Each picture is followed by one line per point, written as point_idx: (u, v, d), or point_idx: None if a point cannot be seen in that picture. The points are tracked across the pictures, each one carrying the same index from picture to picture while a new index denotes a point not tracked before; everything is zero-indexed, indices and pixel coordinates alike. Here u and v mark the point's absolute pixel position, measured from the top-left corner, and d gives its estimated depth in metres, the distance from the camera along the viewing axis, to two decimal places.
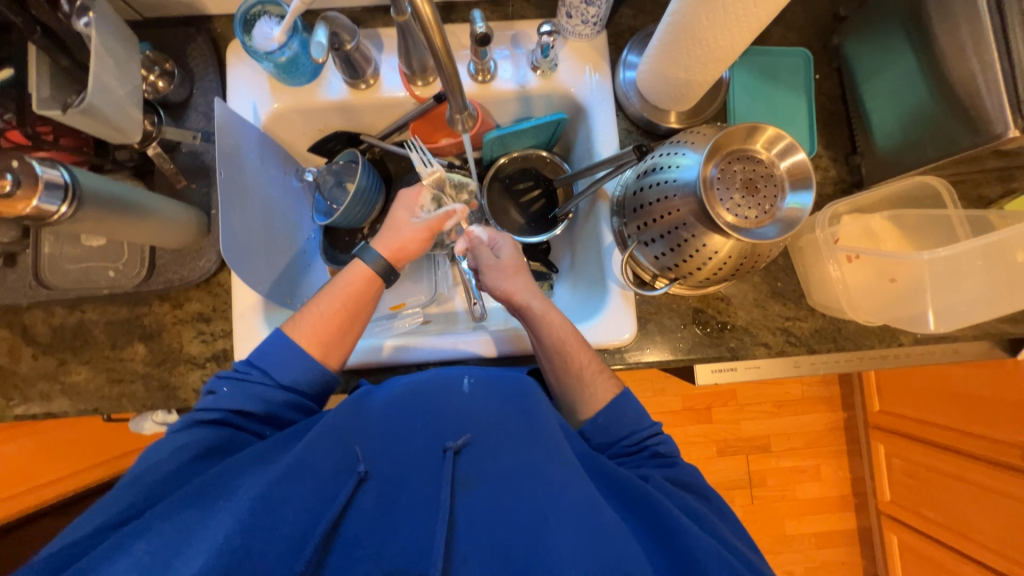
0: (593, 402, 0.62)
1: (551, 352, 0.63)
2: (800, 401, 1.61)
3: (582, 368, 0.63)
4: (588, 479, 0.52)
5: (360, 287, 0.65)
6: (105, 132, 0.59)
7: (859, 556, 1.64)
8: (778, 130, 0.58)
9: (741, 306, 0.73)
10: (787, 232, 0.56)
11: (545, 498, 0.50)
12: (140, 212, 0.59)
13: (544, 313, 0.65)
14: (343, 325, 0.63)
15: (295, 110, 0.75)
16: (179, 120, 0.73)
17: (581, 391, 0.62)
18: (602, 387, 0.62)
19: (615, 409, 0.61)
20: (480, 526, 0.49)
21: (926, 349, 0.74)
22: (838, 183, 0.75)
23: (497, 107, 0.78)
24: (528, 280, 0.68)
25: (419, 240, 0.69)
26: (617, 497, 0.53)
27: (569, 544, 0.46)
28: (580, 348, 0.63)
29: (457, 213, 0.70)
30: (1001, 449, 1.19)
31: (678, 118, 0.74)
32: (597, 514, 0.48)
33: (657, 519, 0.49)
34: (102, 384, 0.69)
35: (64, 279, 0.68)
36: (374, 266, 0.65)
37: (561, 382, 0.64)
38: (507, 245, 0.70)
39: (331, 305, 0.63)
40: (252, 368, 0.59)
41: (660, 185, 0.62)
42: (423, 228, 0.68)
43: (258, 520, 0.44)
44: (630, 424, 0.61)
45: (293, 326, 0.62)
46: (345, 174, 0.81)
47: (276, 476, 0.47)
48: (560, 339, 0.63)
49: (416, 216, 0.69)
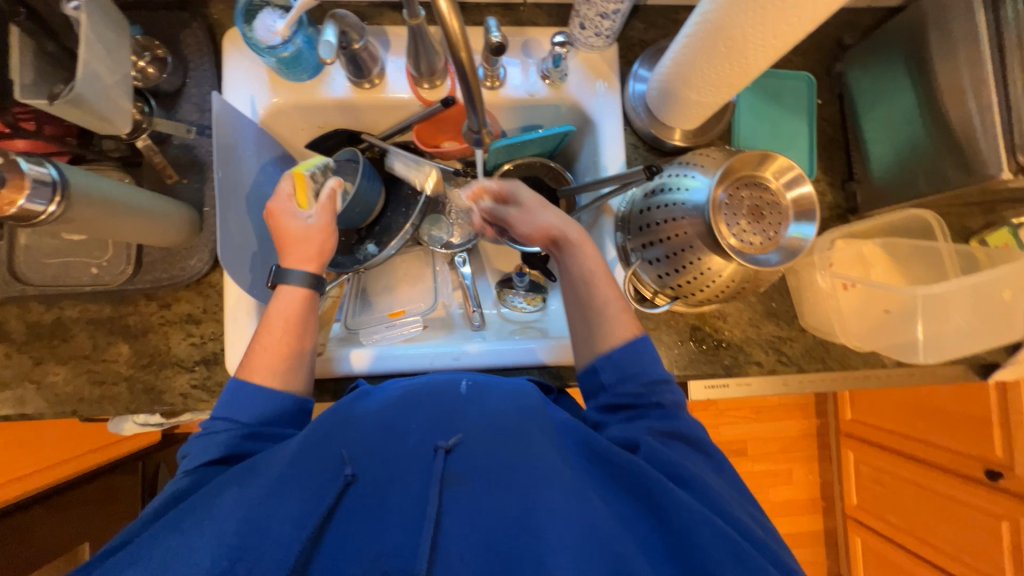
0: (613, 338, 0.60)
1: (578, 284, 0.62)
2: (778, 408, 1.67)
3: (607, 302, 0.61)
4: (582, 473, 0.51)
5: (295, 308, 0.62)
6: (93, 123, 0.55)
7: (824, 555, 1.72)
8: (788, 160, 0.59)
9: (736, 324, 0.75)
10: (789, 260, 0.58)
11: (537, 492, 0.48)
12: (129, 210, 0.56)
13: (574, 245, 0.63)
14: (285, 348, 0.60)
15: (295, 106, 0.72)
16: (171, 110, 0.69)
17: (604, 327, 0.60)
18: (624, 324, 0.60)
19: (634, 350, 0.58)
20: (468, 522, 0.47)
21: (906, 371, 0.77)
22: (834, 207, 0.77)
23: (503, 114, 0.77)
24: (556, 213, 0.66)
25: (329, 239, 0.65)
26: (611, 474, 0.51)
27: (557, 535, 0.45)
28: (608, 284, 0.62)
29: (337, 190, 0.68)
30: (961, 460, 1.26)
31: (684, 136, 0.74)
32: (590, 508, 0.47)
33: (652, 499, 0.48)
34: (82, 386, 0.66)
35: (43, 275, 0.64)
36: (301, 283, 0.62)
37: (585, 317, 0.62)
38: (524, 187, 0.67)
39: (273, 334, 0.60)
40: (217, 421, 0.56)
41: (668, 206, 0.62)
42: (321, 225, 0.64)
43: (243, 544, 0.44)
44: (645, 364, 0.57)
45: (246, 371, 0.59)
46: (343, 173, 0.77)
47: (260, 496, 0.47)
48: (590, 271, 0.62)
49: (306, 217, 0.65)
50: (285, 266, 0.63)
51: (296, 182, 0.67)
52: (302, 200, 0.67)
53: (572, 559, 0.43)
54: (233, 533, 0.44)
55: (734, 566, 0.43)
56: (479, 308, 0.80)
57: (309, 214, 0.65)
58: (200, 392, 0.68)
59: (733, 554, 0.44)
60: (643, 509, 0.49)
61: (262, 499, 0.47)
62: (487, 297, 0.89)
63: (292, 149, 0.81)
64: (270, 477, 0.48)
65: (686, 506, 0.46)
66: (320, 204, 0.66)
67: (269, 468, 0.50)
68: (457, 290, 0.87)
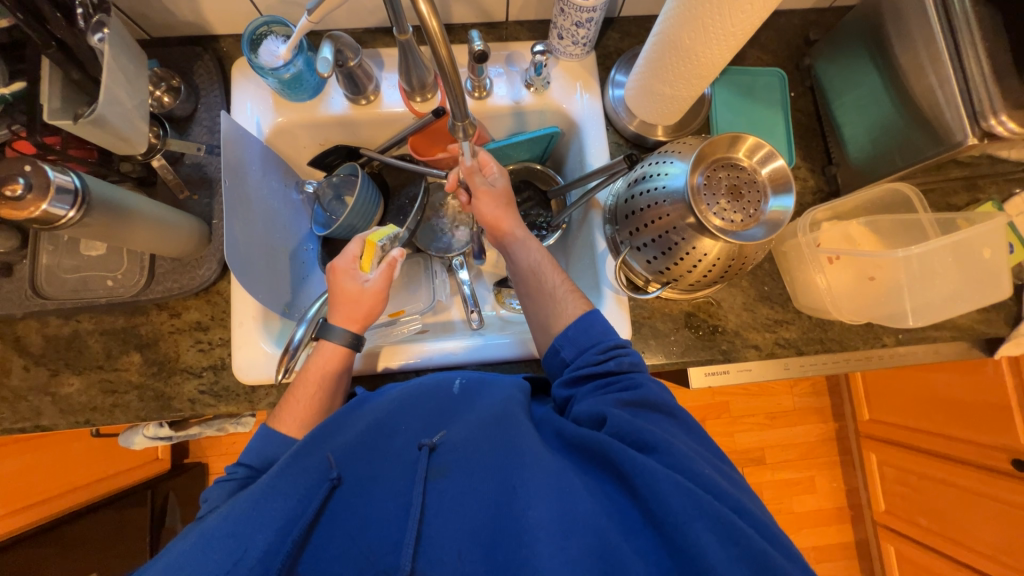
0: (564, 317, 0.61)
1: (526, 275, 0.67)
2: (793, 412, 1.63)
3: (554, 288, 0.64)
4: (565, 459, 0.49)
5: (331, 366, 0.63)
6: (113, 143, 0.60)
7: (858, 570, 1.63)
8: (758, 139, 0.62)
9: (731, 310, 0.76)
10: (772, 233, 0.59)
11: (516, 474, 0.47)
12: (141, 220, 0.60)
13: (520, 240, 0.69)
14: (319, 406, 0.61)
15: (298, 125, 0.78)
16: (184, 133, 0.75)
17: (553, 309, 0.63)
18: (573, 303, 0.62)
19: (584, 321, 0.59)
20: (451, 513, 0.45)
21: (908, 349, 0.77)
22: (816, 192, 0.80)
23: (493, 122, 0.82)
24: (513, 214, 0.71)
25: (378, 304, 0.67)
26: (584, 450, 0.49)
27: (538, 514, 0.43)
28: (554, 270, 0.66)
29: (399, 259, 0.69)
30: (987, 453, 1.21)
31: (666, 131, 0.78)
32: (568, 491, 0.45)
33: (615, 463, 0.46)
34: (95, 395, 0.69)
35: (61, 288, 0.67)
36: (340, 340, 0.64)
37: (535, 303, 0.65)
38: (503, 176, 0.71)
39: (306, 390, 0.61)
40: (238, 468, 0.56)
41: (649, 193, 0.65)
42: (375, 291, 0.66)
43: (231, 555, 0.42)
44: (597, 336, 0.58)
45: (275, 418, 0.60)
46: (344, 188, 0.83)
47: (246, 510, 0.44)
48: (535, 262, 0.67)
49: (364, 280, 0.66)
50: (330, 321, 0.65)
51: (365, 248, 0.68)
52: (365, 263, 0.68)
53: (554, 541, 0.41)
54: (220, 549, 0.42)
55: (696, 513, 0.41)
56: (477, 308, 0.79)
57: (368, 278, 0.67)
58: (208, 396, 0.70)
59: (694, 503, 0.41)
60: (618, 479, 0.46)
61: (248, 512, 0.44)
62: (485, 300, 0.91)
63: (295, 167, 0.86)
64: (256, 489, 0.46)
65: (645, 467, 0.43)
66: (381, 270, 0.67)
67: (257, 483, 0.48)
68: (456, 294, 0.89)
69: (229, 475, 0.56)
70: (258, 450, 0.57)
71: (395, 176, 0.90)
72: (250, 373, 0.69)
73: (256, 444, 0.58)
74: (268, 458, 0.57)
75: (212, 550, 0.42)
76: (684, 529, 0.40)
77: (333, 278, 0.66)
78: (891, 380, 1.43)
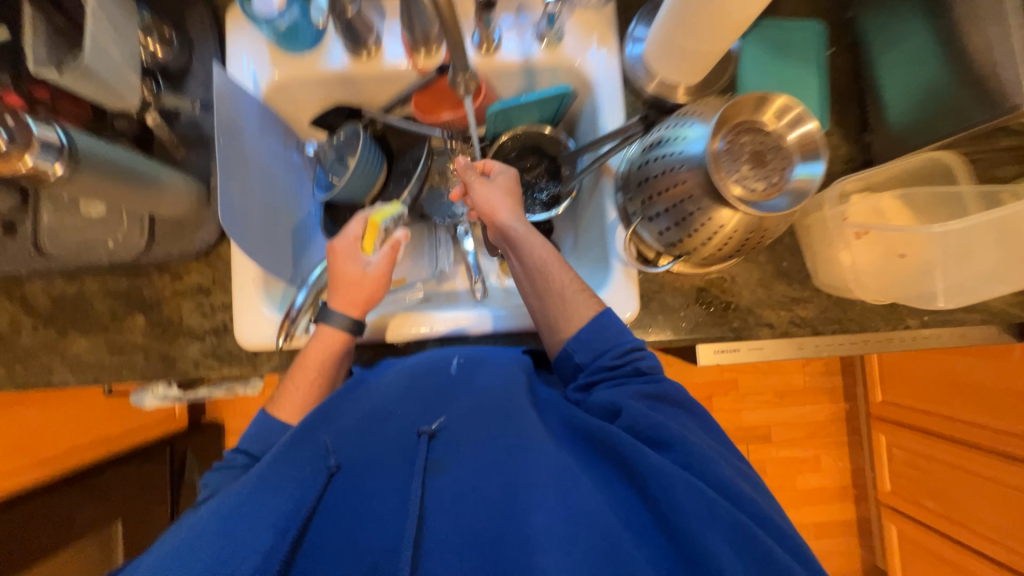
0: (577, 320, 0.57)
1: (532, 275, 0.59)
2: (802, 391, 1.60)
3: (563, 288, 0.58)
4: (567, 450, 0.49)
5: (326, 351, 0.61)
6: (102, 95, 0.58)
7: (857, 546, 1.64)
8: (788, 99, 0.56)
9: (745, 286, 0.72)
10: (796, 204, 0.55)
11: (519, 471, 0.46)
12: (137, 179, 0.58)
13: (526, 236, 0.60)
14: (320, 392, 0.60)
15: (295, 82, 0.74)
16: (179, 89, 0.71)
17: (563, 311, 0.58)
18: (584, 305, 0.57)
19: (599, 325, 0.56)
20: (454, 512, 0.44)
21: (932, 332, 0.73)
22: (848, 161, 0.74)
23: (500, 80, 0.77)
24: (516, 202, 0.62)
25: (378, 291, 0.64)
26: (595, 447, 0.49)
27: (544, 516, 0.42)
28: (562, 267, 0.59)
29: (403, 241, 0.66)
30: (1002, 438, 1.19)
31: (686, 92, 0.73)
32: (575, 488, 0.44)
33: (630, 464, 0.46)
34: (103, 355, 0.69)
35: (64, 249, 0.67)
36: (341, 327, 0.62)
37: (541, 305, 0.59)
38: (506, 171, 0.65)
39: (305, 376, 0.60)
40: (238, 455, 0.57)
41: (665, 158, 0.61)
42: (377, 275, 0.63)
43: (220, 556, 0.40)
44: (614, 338, 0.55)
45: (274, 405, 0.60)
46: (346, 150, 0.79)
47: (233, 508, 0.43)
48: (542, 260, 0.59)
49: (365, 263, 0.64)
50: (329, 305, 0.62)
51: (367, 228, 0.65)
52: (367, 244, 0.65)
53: (560, 546, 0.41)
54: (208, 547, 0.41)
55: (709, 518, 0.42)
56: (481, 278, 0.77)
57: (370, 261, 0.64)
58: (211, 359, 0.70)
59: (707, 508, 0.42)
60: (628, 480, 0.46)
61: (235, 509, 0.43)
62: (488, 271, 0.88)
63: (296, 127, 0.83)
64: (247, 482, 0.45)
65: (663, 471, 0.44)
66: (383, 252, 0.64)
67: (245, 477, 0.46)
68: (460, 263, 0.85)
69: (228, 463, 0.57)
70: (258, 436, 0.57)
71: (400, 139, 0.85)
72: (253, 338, 0.68)
73: (256, 429, 0.58)
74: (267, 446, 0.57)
75: (198, 550, 0.41)
76: (700, 536, 0.41)
77: (331, 262, 0.63)
78: (910, 363, 1.38)
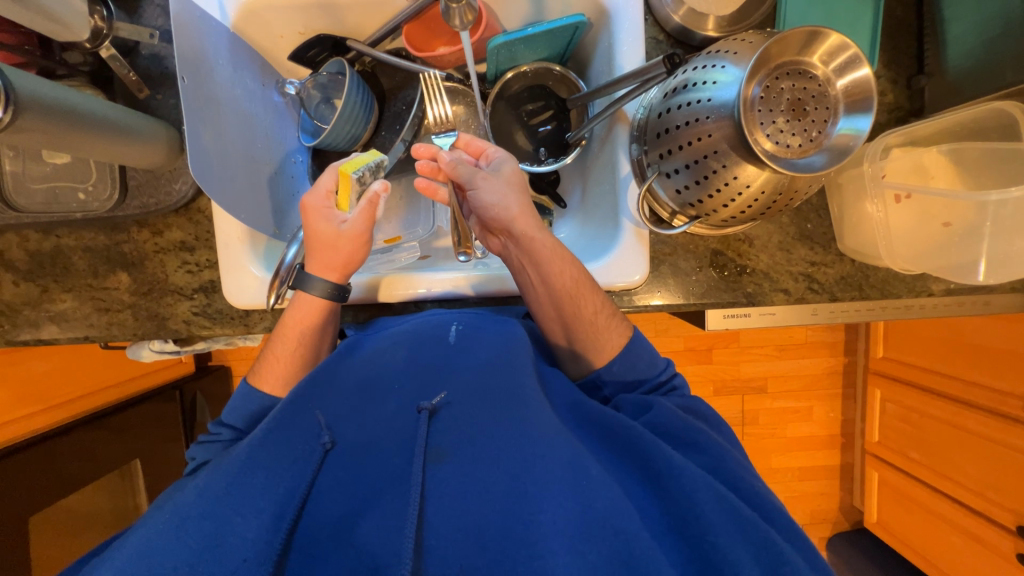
0: (608, 350, 0.58)
1: (560, 300, 0.58)
2: (802, 345, 1.59)
3: (594, 316, 0.58)
4: (575, 438, 0.49)
5: (308, 319, 0.59)
6: (41, 24, 0.49)
7: (837, 488, 1.70)
8: (842, 37, 0.49)
9: (764, 249, 0.68)
10: (836, 162, 0.49)
11: (527, 461, 0.44)
12: (94, 125, 0.50)
13: (550, 253, 0.57)
14: (301, 362, 0.59)
15: (268, 7, 0.65)
16: (134, 15, 0.63)
17: (594, 340, 0.59)
18: (615, 332, 0.59)
19: (630, 355, 0.58)
20: (456, 501, 0.43)
21: (956, 301, 0.69)
22: (894, 109, 0.67)
23: (504, 7, 0.67)
24: (528, 202, 0.58)
25: (357, 250, 0.59)
26: (611, 443, 0.50)
27: (553, 515, 0.41)
28: (593, 293, 0.59)
29: (382, 195, 0.58)
30: (1001, 400, 1.19)
31: (718, 25, 0.64)
32: (586, 482, 0.44)
33: (649, 462, 0.47)
34: (90, 313, 0.67)
35: (32, 201, 0.62)
36: (319, 293, 0.59)
37: (571, 333, 0.60)
38: (506, 159, 0.60)
39: (285, 346, 0.59)
40: (222, 430, 0.58)
41: (689, 106, 0.53)
42: (353, 234, 0.58)
43: (210, 542, 0.40)
44: (646, 369, 0.59)
45: (257, 376, 0.59)
46: (332, 90, 0.72)
47: (223, 487, 0.43)
48: (569, 284, 0.58)
49: (341, 221, 0.58)
50: (306, 270, 0.59)
51: (340, 181, 0.58)
52: (342, 201, 0.59)
53: (569, 544, 0.40)
54: (196, 532, 0.40)
55: (728, 518, 0.43)
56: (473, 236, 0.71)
57: (346, 218, 0.58)
58: (202, 318, 0.68)
59: (729, 511, 0.43)
60: (643, 478, 0.47)
61: (226, 488, 0.43)
62: None
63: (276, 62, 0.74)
64: (236, 462, 0.45)
65: (684, 470, 0.45)
66: (360, 209, 0.57)
67: (235, 454, 0.46)
68: None
69: (214, 437, 0.58)
70: (240, 407, 0.57)
71: (391, 76, 0.76)
72: (241, 298, 0.65)
73: (237, 398, 0.58)
74: (252, 417, 0.57)
75: (189, 532, 0.40)
76: (719, 537, 0.42)
77: (306, 219, 0.58)
78: (918, 322, 1.35)
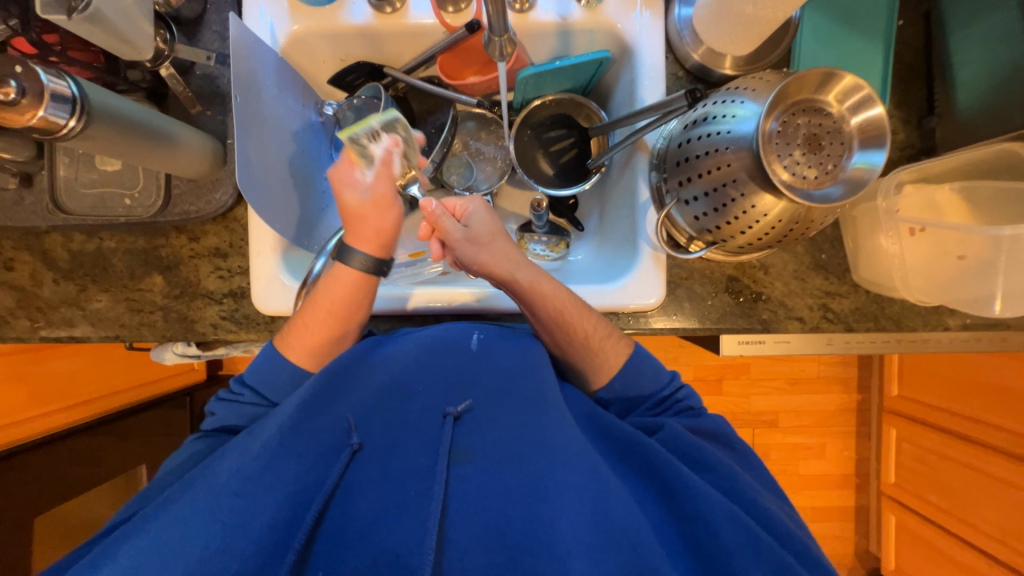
0: (607, 367, 0.59)
1: (551, 327, 0.60)
2: (815, 380, 1.56)
3: (587, 337, 0.59)
4: (594, 449, 0.48)
5: (341, 292, 0.59)
6: (113, 43, 0.54)
7: (853, 531, 1.64)
8: (857, 78, 0.52)
9: (779, 277, 0.69)
10: (852, 194, 0.52)
11: (547, 468, 0.45)
12: (147, 133, 0.54)
13: (532, 287, 0.59)
14: (329, 331, 0.59)
15: (316, 35, 0.70)
16: (193, 38, 0.69)
17: (592, 361, 0.59)
18: (613, 352, 0.59)
19: (631, 371, 0.59)
20: (477, 504, 0.44)
21: (973, 335, 0.70)
22: (905, 148, 0.70)
23: (533, 43, 0.72)
24: (507, 246, 0.61)
25: (385, 216, 0.60)
26: (628, 458, 0.50)
27: (571, 523, 0.42)
28: (584, 314, 0.59)
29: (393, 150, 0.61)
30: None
31: (735, 64, 0.68)
32: (605, 492, 0.44)
33: (666, 479, 0.47)
34: (122, 313, 0.70)
35: (81, 204, 0.65)
36: (358, 266, 0.59)
37: (568, 355, 0.61)
38: (478, 212, 0.62)
39: (317, 317, 0.59)
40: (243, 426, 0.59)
41: (709, 137, 0.56)
42: (376, 198, 0.59)
43: (237, 519, 0.41)
44: (651, 386, 0.59)
45: (284, 341, 0.60)
46: (367, 112, 0.75)
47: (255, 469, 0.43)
48: (557, 310, 0.58)
49: (362, 187, 0.59)
50: (347, 243, 0.60)
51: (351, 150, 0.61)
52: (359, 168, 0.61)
53: (589, 553, 0.40)
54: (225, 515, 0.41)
55: (743, 540, 0.43)
56: None
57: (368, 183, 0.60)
58: (229, 323, 0.70)
59: (744, 531, 0.43)
60: (660, 496, 0.47)
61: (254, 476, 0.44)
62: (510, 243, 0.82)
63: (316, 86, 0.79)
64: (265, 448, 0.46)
65: (699, 489, 0.45)
66: (379, 169, 0.60)
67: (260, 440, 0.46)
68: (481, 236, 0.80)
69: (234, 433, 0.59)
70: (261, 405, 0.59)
71: (422, 102, 0.81)
72: (269, 304, 0.67)
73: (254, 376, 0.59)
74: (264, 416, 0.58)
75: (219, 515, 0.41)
76: (736, 559, 0.42)
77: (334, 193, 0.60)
78: (934, 361, 1.33)
